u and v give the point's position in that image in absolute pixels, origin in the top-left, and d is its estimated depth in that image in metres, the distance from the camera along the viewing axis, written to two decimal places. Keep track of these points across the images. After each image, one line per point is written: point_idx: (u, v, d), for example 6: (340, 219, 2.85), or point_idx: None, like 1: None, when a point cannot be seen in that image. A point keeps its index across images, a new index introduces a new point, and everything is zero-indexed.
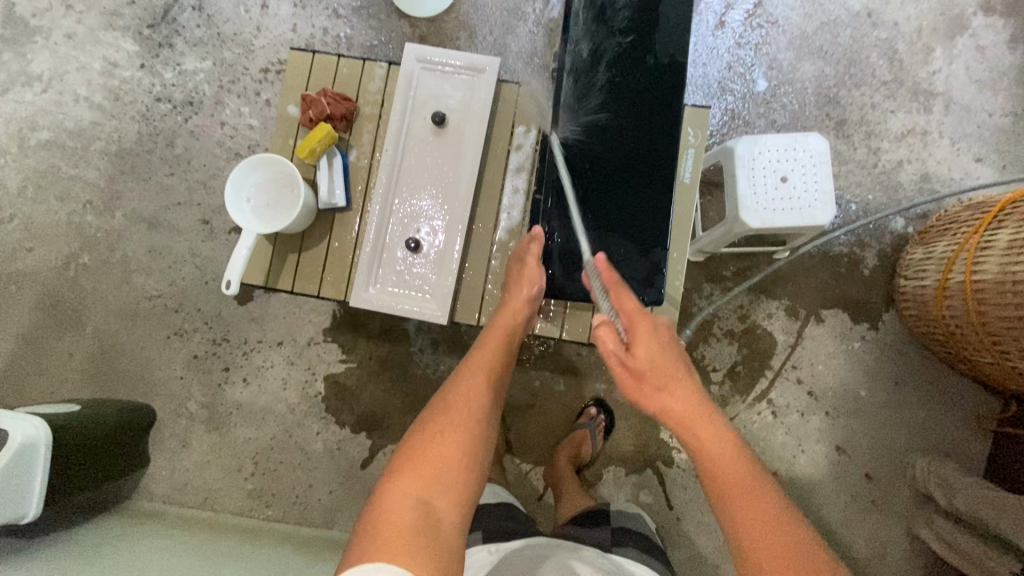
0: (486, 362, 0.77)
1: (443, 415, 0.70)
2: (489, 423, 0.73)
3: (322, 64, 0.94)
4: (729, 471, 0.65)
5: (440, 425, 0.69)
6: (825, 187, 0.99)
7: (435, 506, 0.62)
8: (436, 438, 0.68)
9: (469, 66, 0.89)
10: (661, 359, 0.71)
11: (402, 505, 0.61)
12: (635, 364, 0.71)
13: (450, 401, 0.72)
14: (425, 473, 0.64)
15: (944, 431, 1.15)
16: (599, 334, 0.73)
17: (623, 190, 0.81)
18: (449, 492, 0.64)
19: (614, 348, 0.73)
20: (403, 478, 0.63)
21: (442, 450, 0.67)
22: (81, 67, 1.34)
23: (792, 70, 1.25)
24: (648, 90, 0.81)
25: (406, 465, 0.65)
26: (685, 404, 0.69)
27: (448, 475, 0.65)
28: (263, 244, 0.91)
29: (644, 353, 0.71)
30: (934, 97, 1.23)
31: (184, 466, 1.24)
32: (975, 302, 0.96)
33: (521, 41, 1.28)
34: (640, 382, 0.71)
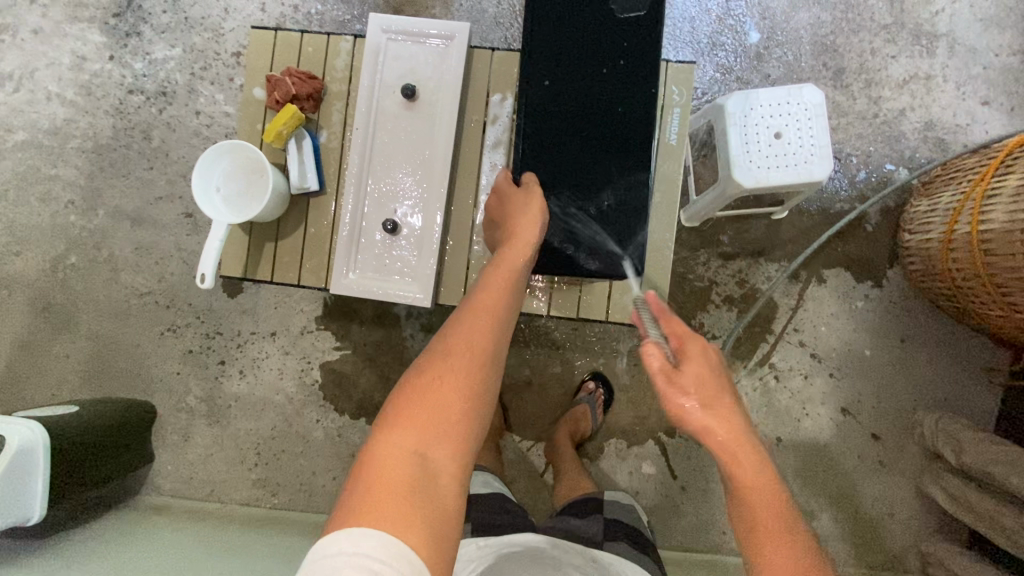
0: (490, 304, 0.70)
1: (441, 361, 0.64)
2: (494, 367, 0.66)
3: (285, 42, 0.90)
4: (760, 501, 0.62)
5: (437, 373, 0.62)
6: (822, 141, 0.95)
7: (432, 458, 0.57)
8: (432, 386, 0.61)
9: (437, 33, 0.84)
10: (706, 379, 0.68)
11: (396, 460, 0.56)
12: (681, 381, 0.68)
13: (452, 343, 0.66)
14: (421, 424, 0.59)
15: (953, 387, 1.12)
16: (647, 349, 0.70)
17: (587, 153, 0.77)
18: (448, 443, 0.59)
19: (662, 368, 0.69)
20: (397, 431, 0.58)
21: (441, 401, 0.60)
22: (50, 63, 1.30)
23: (786, 19, 1.18)
24: (616, 46, 0.77)
25: (401, 416, 0.59)
26: (727, 425, 0.65)
27: (448, 425, 0.60)
28: (238, 234, 0.89)
29: (693, 370, 0.69)
30: (937, 39, 1.17)
31: (188, 460, 1.25)
32: (981, 253, 0.92)
33: (499, 6, 1.22)
34: (683, 399, 0.67)
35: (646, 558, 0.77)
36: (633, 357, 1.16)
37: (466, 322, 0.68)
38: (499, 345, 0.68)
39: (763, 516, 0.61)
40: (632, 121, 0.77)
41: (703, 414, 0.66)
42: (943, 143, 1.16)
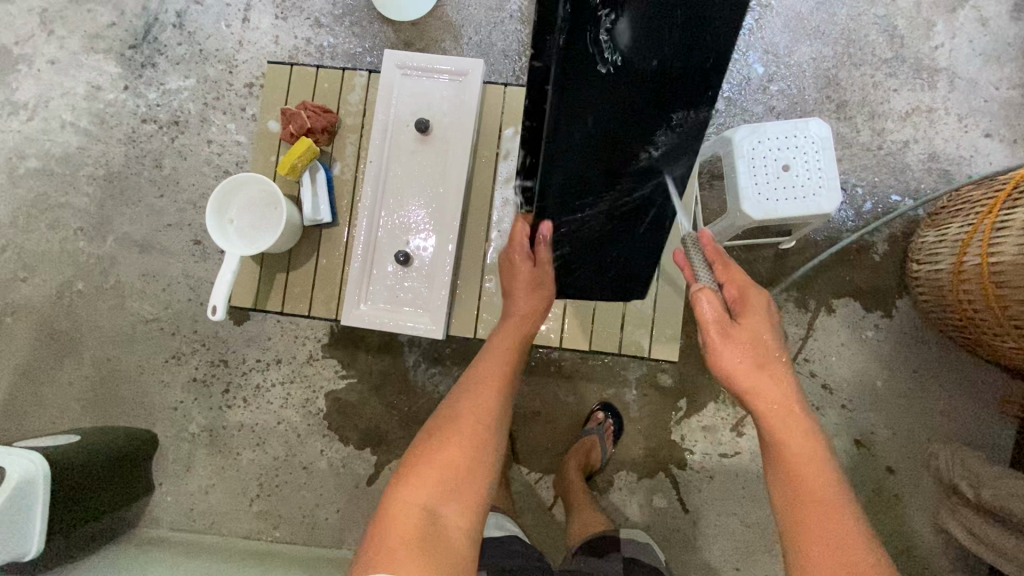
0: (495, 374, 0.78)
1: (450, 424, 0.72)
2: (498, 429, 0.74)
3: (301, 76, 0.92)
4: (801, 467, 0.65)
5: (447, 435, 0.71)
6: (829, 174, 0.96)
7: (444, 513, 0.65)
8: (441, 446, 0.69)
9: (452, 70, 0.86)
10: (765, 335, 0.72)
11: (410, 511, 0.64)
12: (738, 335, 0.72)
13: (460, 408, 0.74)
14: (433, 479, 0.66)
15: (967, 420, 1.11)
16: (701, 296, 0.73)
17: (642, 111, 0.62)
18: (459, 499, 0.66)
19: (717, 318, 0.72)
20: (409, 488, 0.66)
21: (447, 460, 0.68)
22: (66, 92, 1.32)
23: (789, 53, 1.21)
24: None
25: (412, 475, 0.67)
26: (780, 392, 0.70)
27: (457, 482, 0.67)
28: (250, 265, 0.89)
29: (751, 325, 0.73)
30: (938, 72, 1.19)
31: (189, 490, 1.22)
32: (992, 286, 0.91)
33: (507, 39, 1.25)
34: (736, 354, 0.72)
35: None
36: (641, 387, 1.15)
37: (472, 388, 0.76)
38: (503, 409, 0.76)
39: (805, 493, 0.64)
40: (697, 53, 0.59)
41: (752, 374, 0.71)
42: (947, 175, 1.17)
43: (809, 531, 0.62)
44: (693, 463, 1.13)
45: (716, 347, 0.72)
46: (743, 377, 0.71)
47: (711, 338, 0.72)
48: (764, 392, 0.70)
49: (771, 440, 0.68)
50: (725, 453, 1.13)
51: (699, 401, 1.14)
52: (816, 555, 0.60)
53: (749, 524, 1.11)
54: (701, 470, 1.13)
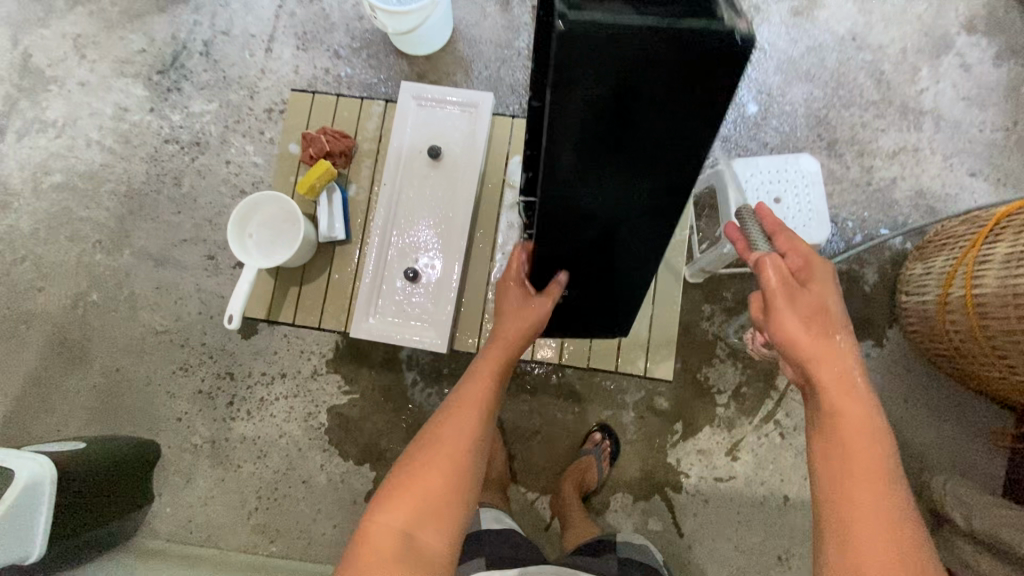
0: (475, 398, 0.77)
1: (431, 446, 0.71)
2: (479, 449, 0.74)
3: (322, 104, 0.99)
4: (855, 440, 0.63)
5: (428, 459, 0.70)
6: (819, 206, 1.00)
7: (420, 535, 0.64)
8: (421, 470, 0.69)
9: (464, 101, 0.92)
10: (830, 305, 0.70)
11: (386, 531, 0.64)
12: (803, 302, 0.70)
13: (442, 428, 0.74)
14: (411, 502, 0.66)
15: (956, 449, 1.12)
16: (765, 264, 0.72)
17: (684, 124, 0.53)
18: (435, 521, 0.66)
19: (783, 286, 0.71)
20: (386, 514, 0.65)
21: (428, 486, 0.67)
22: (94, 112, 1.39)
23: (782, 93, 1.28)
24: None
25: (391, 499, 0.67)
26: (838, 365, 0.67)
27: (437, 507, 0.67)
28: (265, 278, 0.93)
29: (818, 294, 0.70)
30: (923, 114, 1.25)
31: (188, 502, 1.23)
32: (977, 316, 0.95)
33: (516, 74, 1.32)
34: (798, 322, 0.69)
35: None
36: (638, 409, 1.17)
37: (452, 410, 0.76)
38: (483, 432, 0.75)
39: (856, 456, 0.62)
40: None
41: (814, 343, 0.68)
42: (934, 211, 1.22)
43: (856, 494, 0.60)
44: (688, 487, 1.14)
45: (782, 313, 0.70)
46: (808, 344, 0.68)
47: (778, 303, 0.70)
48: (827, 362, 0.67)
49: (829, 409, 0.65)
50: (720, 477, 1.14)
51: (695, 424, 1.16)
52: (864, 516, 0.58)
53: (744, 549, 1.12)
54: (696, 494, 1.14)
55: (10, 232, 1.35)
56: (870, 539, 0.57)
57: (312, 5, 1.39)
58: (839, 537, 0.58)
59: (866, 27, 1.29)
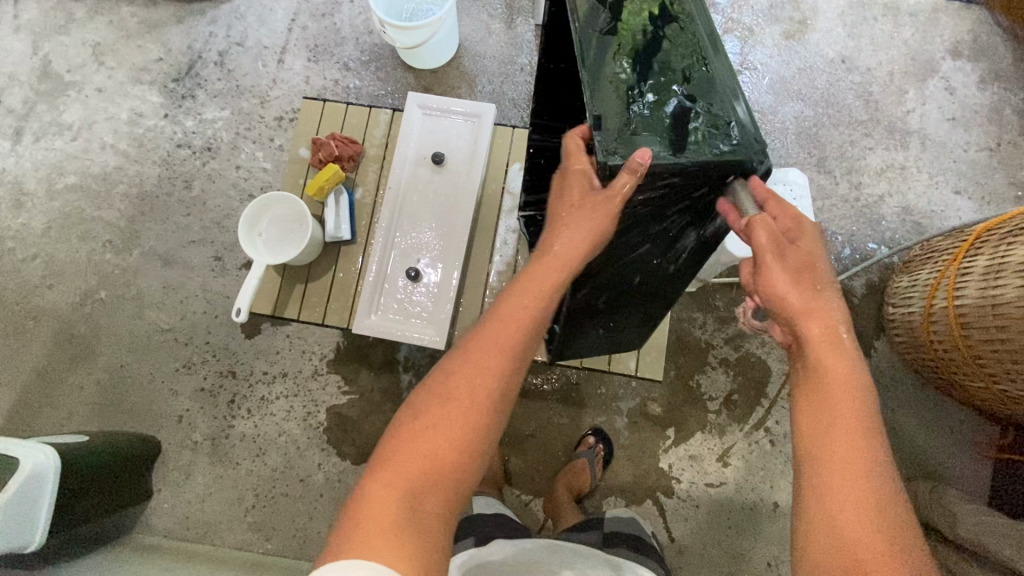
0: (503, 341, 0.64)
1: (438, 400, 0.61)
2: (502, 405, 0.63)
3: (332, 111, 1.03)
4: (841, 402, 0.59)
5: (436, 415, 0.60)
6: (806, 219, 1.04)
7: (424, 501, 0.56)
8: (428, 431, 0.59)
9: (468, 111, 0.96)
10: (817, 260, 0.64)
11: (385, 494, 0.55)
12: (789, 257, 0.64)
13: (455, 377, 0.63)
14: (415, 467, 0.57)
15: (944, 459, 1.15)
16: (756, 225, 0.62)
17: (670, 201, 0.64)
18: (440, 488, 0.57)
19: (771, 242, 0.64)
20: (384, 477, 0.57)
21: (436, 450, 0.58)
22: (110, 117, 1.44)
23: (773, 111, 1.33)
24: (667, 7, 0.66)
25: (392, 458, 0.58)
26: (825, 324, 0.62)
27: (447, 473, 0.58)
28: (272, 275, 0.97)
29: (805, 250, 0.64)
30: (909, 134, 1.30)
31: (186, 498, 1.25)
32: (958, 326, 0.98)
33: (518, 89, 1.37)
34: (786, 282, 0.64)
35: (646, 559, 0.86)
36: (632, 415, 1.19)
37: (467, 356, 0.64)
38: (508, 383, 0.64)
39: (839, 416, 0.58)
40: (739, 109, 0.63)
41: (802, 301, 0.63)
42: (920, 226, 1.26)
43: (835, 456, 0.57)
44: (680, 492, 1.16)
45: (769, 270, 0.64)
46: (798, 304, 0.63)
47: (767, 260, 0.64)
48: (816, 320, 0.62)
49: (813, 370, 0.61)
50: (710, 483, 1.16)
51: (687, 430, 1.18)
52: (841, 478, 0.56)
53: (734, 556, 1.13)
54: (688, 499, 1.16)
55: (22, 231, 1.38)
56: (847, 503, 0.54)
57: (324, 20, 1.45)
58: (822, 499, 0.56)
59: (855, 50, 1.35)
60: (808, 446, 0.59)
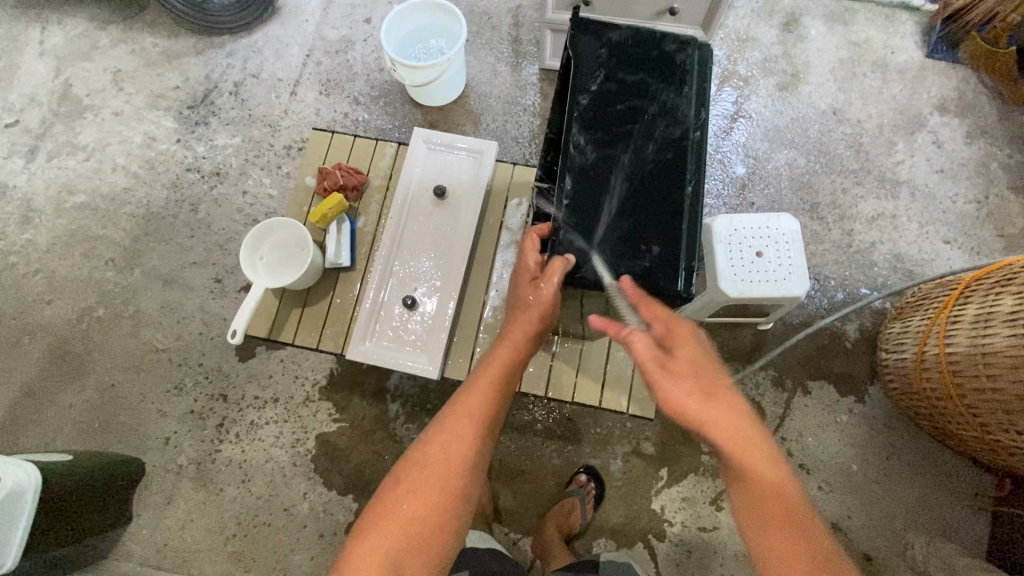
0: (470, 415, 0.79)
1: (415, 474, 0.74)
2: (471, 474, 0.76)
3: (339, 142, 1.07)
4: (770, 495, 0.65)
5: (412, 486, 0.73)
6: (798, 263, 1.06)
7: (407, 560, 0.68)
8: (406, 500, 0.72)
9: (469, 147, 0.99)
10: (702, 365, 0.75)
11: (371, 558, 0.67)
12: (677, 367, 0.75)
13: (426, 452, 0.76)
14: (392, 531, 0.69)
15: (943, 509, 1.13)
16: (633, 338, 0.75)
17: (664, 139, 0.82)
18: (420, 550, 0.69)
19: (654, 356, 0.75)
20: (375, 539, 0.69)
21: (419, 511, 0.71)
22: (123, 140, 1.48)
23: (767, 158, 1.37)
24: (660, 96, 0.84)
25: (376, 525, 0.70)
26: (732, 424, 0.70)
27: (424, 536, 0.70)
28: (270, 299, 0.98)
29: (688, 357, 0.76)
30: (899, 184, 1.34)
31: (166, 525, 1.22)
32: (950, 375, 0.98)
33: (520, 128, 1.42)
34: (682, 388, 0.72)
35: None
36: (625, 455, 1.18)
37: (438, 434, 0.78)
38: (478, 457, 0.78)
39: (774, 513, 0.64)
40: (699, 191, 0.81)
41: (701, 407, 0.71)
42: (911, 274, 1.28)
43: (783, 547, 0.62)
44: (672, 536, 1.14)
45: (663, 383, 0.73)
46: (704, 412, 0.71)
47: (662, 375, 0.74)
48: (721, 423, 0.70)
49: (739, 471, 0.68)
50: (703, 527, 1.14)
51: (680, 471, 1.16)
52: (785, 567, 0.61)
53: None
54: (680, 543, 1.13)
55: (27, 247, 1.40)
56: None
57: (337, 56, 1.51)
58: None
59: (846, 103, 1.40)
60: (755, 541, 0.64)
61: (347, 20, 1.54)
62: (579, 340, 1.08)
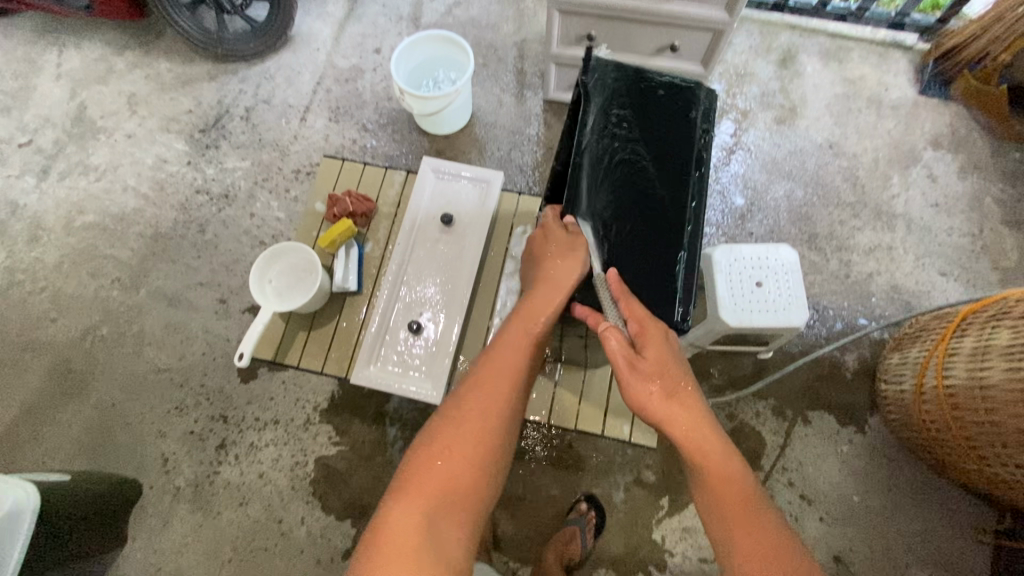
0: (505, 377, 0.79)
1: (450, 435, 0.72)
2: (503, 441, 0.75)
3: (350, 170, 1.10)
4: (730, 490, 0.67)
5: (447, 447, 0.71)
6: (798, 294, 1.08)
7: (441, 524, 0.64)
8: (445, 460, 0.69)
9: (476, 177, 1.02)
10: (668, 361, 0.75)
11: (406, 520, 0.63)
12: (644, 365, 0.75)
13: (462, 413, 0.74)
14: (430, 494, 0.66)
15: (944, 544, 1.12)
16: (608, 333, 0.77)
17: (675, 148, 0.87)
18: (454, 515, 0.66)
19: (622, 353, 0.76)
20: (408, 503, 0.65)
21: (454, 472, 0.69)
22: (135, 161, 1.51)
23: (765, 190, 1.40)
24: (664, 129, 0.88)
25: (408, 488, 0.66)
26: (689, 418, 0.73)
27: (460, 499, 0.67)
28: (276, 322, 0.99)
29: (655, 355, 0.75)
30: (895, 217, 1.37)
31: (161, 548, 1.20)
32: (948, 406, 0.99)
33: (524, 156, 1.45)
34: (645, 386, 0.75)
35: None
36: (626, 483, 1.17)
37: (474, 395, 0.77)
38: (509, 424, 0.77)
39: (733, 508, 0.66)
40: (699, 222, 0.84)
41: (663, 406, 0.74)
42: (909, 305, 1.30)
43: (744, 538, 0.63)
44: (672, 567, 1.13)
45: (627, 381, 0.75)
46: (665, 411, 0.73)
47: (625, 374, 0.75)
48: (678, 422, 0.72)
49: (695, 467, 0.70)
50: (704, 558, 1.13)
51: (681, 500, 1.16)
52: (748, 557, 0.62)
53: None
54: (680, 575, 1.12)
55: (34, 265, 1.42)
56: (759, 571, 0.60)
57: (348, 84, 1.56)
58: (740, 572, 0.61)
59: (842, 137, 1.44)
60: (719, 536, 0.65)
61: (357, 50, 1.59)
62: (581, 367, 1.09)
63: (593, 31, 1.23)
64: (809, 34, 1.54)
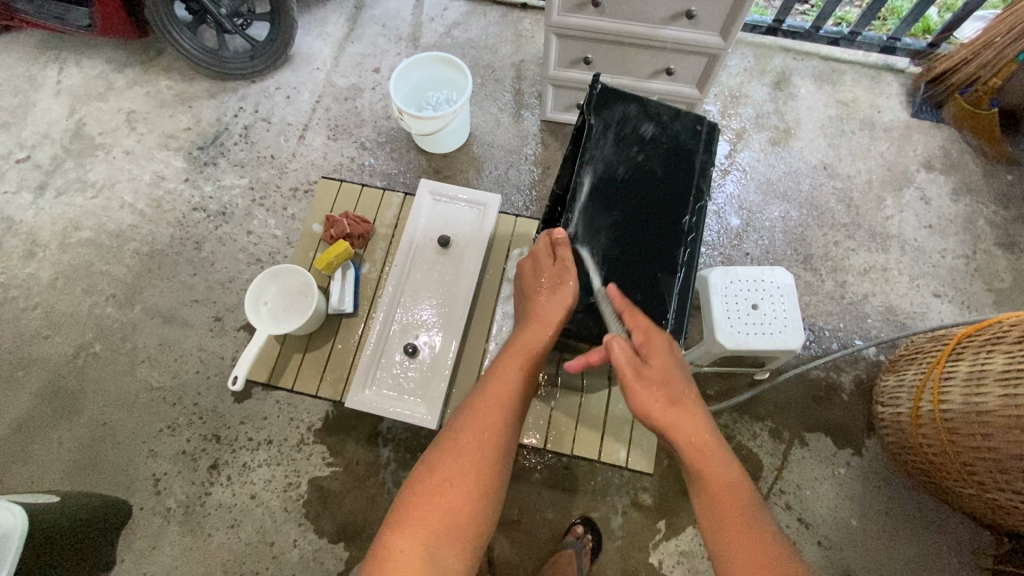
0: (501, 398, 0.78)
1: (448, 461, 0.71)
2: (501, 467, 0.74)
3: (347, 191, 1.10)
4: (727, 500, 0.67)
5: (445, 474, 0.70)
6: (794, 316, 1.08)
7: (443, 555, 0.64)
8: (444, 489, 0.69)
9: (473, 199, 1.02)
10: (673, 372, 0.75)
11: (409, 553, 0.63)
12: (650, 373, 0.74)
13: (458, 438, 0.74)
14: (430, 524, 0.66)
15: (942, 570, 1.11)
16: (613, 341, 0.74)
17: (676, 174, 0.87)
18: (453, 545, 0.65)
19: (628, 361, 0.74)
20: (409, 534, 0.65)
21: (454, 502, 0.68)
22: (132, 178, 1.52)
23: (760, 211, 1.41)
24: (668, 154, 0.88)
25: (408, 518, 0.66)
26: (694, 429, 0.72)
27: (459, 528, 0.67)
28: (272, 344, 0.99)
29: (660, 365, 0.75)
30: (889, 238, 1.38)
31: (149, 572, 1.18)
32: (945, 430, 0.99)
33: (521, 176, 1.46)
34: (651, 394, 0.73)
35: None
36: (623, 506, 1.16)
37: (469, 419, 0.75)
38: (507, 448, 0.76)
39: (729, 513, 0.66)
40: (695, 251, 0.85)
41: (664, 414, 0.72)
42: (903, 326, 1.30)
43: (739, 545, 0.64)
44: None
45: (633, 388, 0.73)
46: (664, 417, 0.72)
47: (631, 381, 0.73)
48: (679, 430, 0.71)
49: (694, 472, 0.70)
50: None
51: (678, 524, 1.15)
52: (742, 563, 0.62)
53: None
54: None
55: (29, 281, 1.41)
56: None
57: (347, 103, 1.57)
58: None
59: (836, 159, 1.45)
60: (716, 544, 0.65)
61: (356, 69, 1.60)
62: (578, 391, 1.09)
63: (590, 54, 1.25)
64: (802, 57, 1.56)
